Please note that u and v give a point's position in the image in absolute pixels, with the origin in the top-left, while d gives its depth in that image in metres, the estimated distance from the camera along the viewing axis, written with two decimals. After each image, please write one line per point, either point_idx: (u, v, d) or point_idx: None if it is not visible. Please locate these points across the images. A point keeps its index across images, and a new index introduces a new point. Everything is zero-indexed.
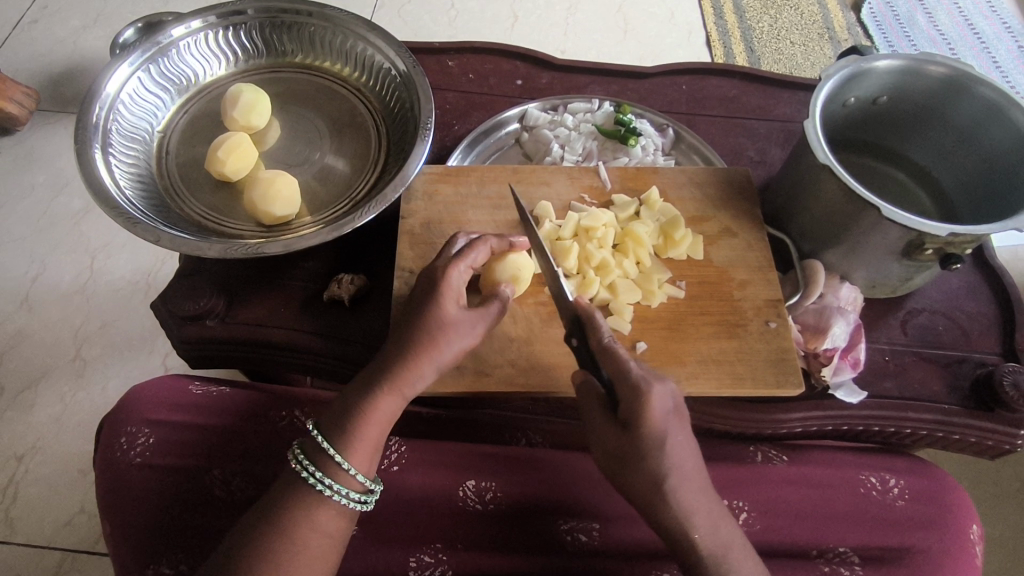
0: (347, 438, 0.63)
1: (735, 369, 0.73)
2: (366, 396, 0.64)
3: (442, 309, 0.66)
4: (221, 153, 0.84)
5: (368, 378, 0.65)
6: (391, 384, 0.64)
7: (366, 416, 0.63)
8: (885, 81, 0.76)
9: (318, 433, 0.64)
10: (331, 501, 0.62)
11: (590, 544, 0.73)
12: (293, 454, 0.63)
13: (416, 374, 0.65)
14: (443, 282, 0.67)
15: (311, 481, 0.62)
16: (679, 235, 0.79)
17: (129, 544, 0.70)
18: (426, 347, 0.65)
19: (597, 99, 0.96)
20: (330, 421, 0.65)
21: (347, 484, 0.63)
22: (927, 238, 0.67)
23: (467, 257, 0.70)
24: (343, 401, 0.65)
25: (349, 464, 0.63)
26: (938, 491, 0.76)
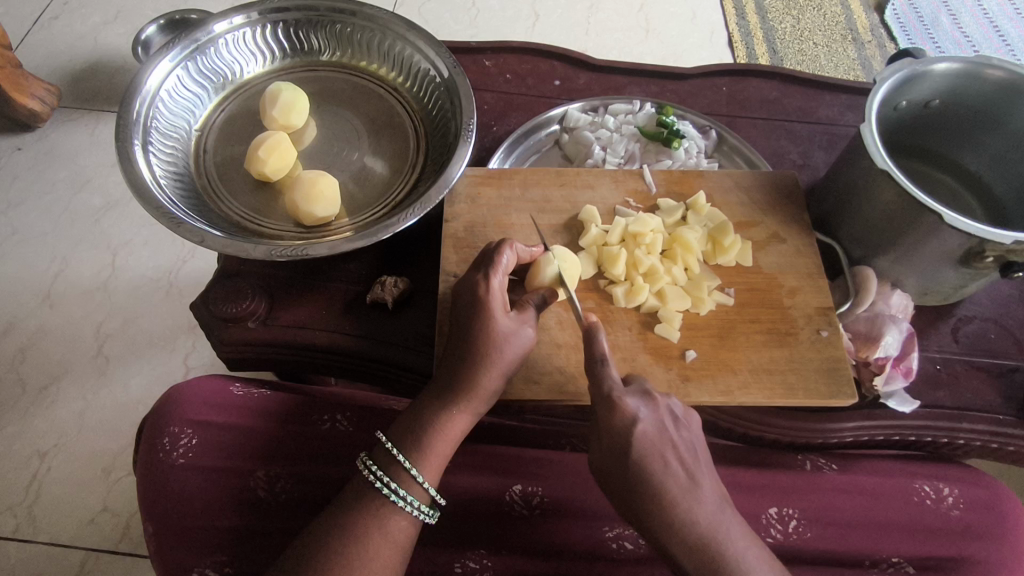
0: (421, 454, 0.64)
1: (787, 378, 0.72)
2: (438, 413, 0.65)
3: (495, 322, 0.65)
4: (261, 152, 0.84)
5: (440, 394, 0.65)
6: (466, 401, 0.65)
7: (439, 432, 0.64)
8: (939, 84, 0.75)
9: (392, 446, 0.65)
10: (403, 512, 0.63)
11: (636, 552, 0.73)
12: (362, 462, 0.65)
13: (484, 389, 0.65)
14: (488, 295, 0.66)
15: (383, 490, 0.63)
16: (728, 241, 0.77)
17: (175, 545, 0.70)
18: (488, 360, 0.64)
19: (638, 101, 0.95)
20: (400, 436, 0.65)
21: (417, 496, 0.64)
22: (988, 247, 0.66)
23: (500, 264, 0.69)
24: (416, 417, 0.66)
25: (422, 477, 0.64)
26: (993, 501, 0.75)
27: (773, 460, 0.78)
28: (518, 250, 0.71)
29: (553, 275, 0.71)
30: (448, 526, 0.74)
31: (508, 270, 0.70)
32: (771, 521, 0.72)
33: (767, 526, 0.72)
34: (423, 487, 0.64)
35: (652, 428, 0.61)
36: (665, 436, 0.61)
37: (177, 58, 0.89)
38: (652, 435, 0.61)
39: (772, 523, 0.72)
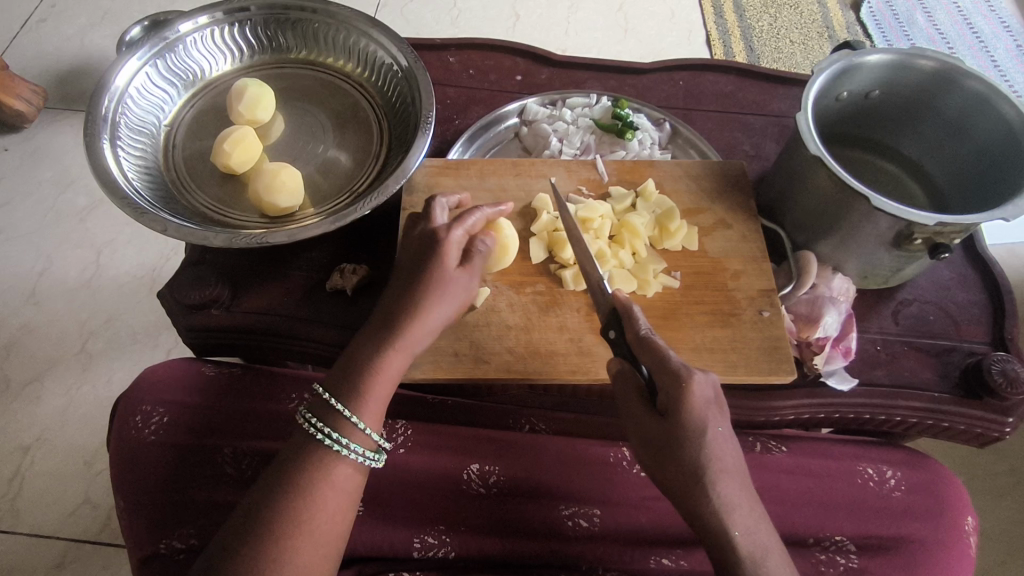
0: (359, 397, 0.65)
1: (729, 357, 0.75)
2: (376, 355, 0.66)
3: (444, 265, 0.68)
4: (227, 145, 0.87)
5: (378, 339, 0.67)
6: (401, 343, 0.66)
7: (377, 374, 0.65)
8: (876, 75, 0.78)
9: (329, 395, 0.65)
10: (347, 459, 0.64)
11: (591, 529, 0.76)
12: (302, 416, 0.64)
13: (421, 330, 0.67)
14: (444, 240, 0.69)
15: (322, 438, 0.63)
16: (674, 226, 0.80)
17: (144, 518, 0.73)
18: (428, 302, 0.67)
19: (595, 94, 0.98)
20: (337, 382, 0.66)
21: (360, 442, 0.65)
22: (916, 228, 0.69)
23: (466, 219, 0.72)
24: (353, 360, 0.66)
25: (360, 422, 0.64)
26: (935, 484, 0.77)
27: None
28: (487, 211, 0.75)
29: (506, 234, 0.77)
30: (407, 506, 0.76)
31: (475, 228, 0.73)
32: None
33: None
34: (362, 431, 0.64)
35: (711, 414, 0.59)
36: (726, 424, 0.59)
37: (145, 57, 0.92)
38: (719, 426, 0.59)
39: None
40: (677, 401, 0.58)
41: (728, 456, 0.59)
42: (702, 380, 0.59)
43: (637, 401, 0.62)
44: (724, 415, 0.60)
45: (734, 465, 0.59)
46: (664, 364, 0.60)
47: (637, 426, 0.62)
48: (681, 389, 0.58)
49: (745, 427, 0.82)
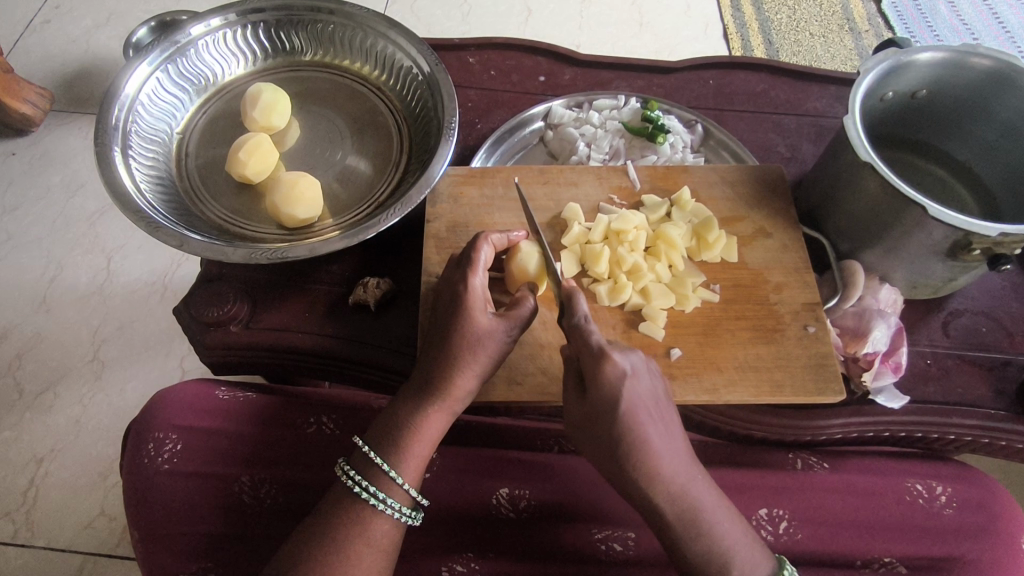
0: (400, 455, 0.64)
1: (774, 375, 0.71)
2: (414, 412, 0.65)
3: (473, 321, 0.65)
4: (242, 155, 0.83)
5: (416, 394, 0.65)
6: (441, 401, 0.65)
7: (416, 433, 0.64)
8: (925, 74, 0.74)
9: (370, 450, 0.64)
10: (385, 516, 0.63)
11: (626, 553, 0.72)
12: (342, 469, 0.64)
13: (459, 388, 0.65)
14: (467, 292, 0.66)
15: (363, 494, 0.63)
16: (713, 237, 0.76)
17: (159, 552, 0.70)
18: (464, 358, 0.64)
19: (623, 95, 0.94)
20: (377, 439, 0.65)
21: (399, 498, 0.64)
22: (975, 239, 0.64)
23: (479, 261, 0.68)
24: (393, 418, 0.65)
25: (400, 478, 0.64)
26: (987, 500, 0.73)
27: (761, 460, 0.77)
28: (493, 241, 0.71)
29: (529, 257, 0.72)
30: (434, 530, 0.73)
31: (487, 265, 0.70)
32: (761, 522, 0.71)
33: (757, 528, 0.71)
34: (404, 488, 0.64)
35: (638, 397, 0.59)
36: (649, 396, 0.60)
37: (156, 62, 0.88)
38: (640, 399, 0.59)
39: (762, 525, 0.71)
40: (596, 380, 0.59)
41: (652, 430, 0.59)
42: (618, 358, 0.59)
43: (569, 385, 0.63)
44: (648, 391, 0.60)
45: (663, 439, 0.60)
46: (585, 344, 0.60)
47: (567, 409, 0.63)
48: (598, 366, 0.59)
49: (785, 444, 0.78)
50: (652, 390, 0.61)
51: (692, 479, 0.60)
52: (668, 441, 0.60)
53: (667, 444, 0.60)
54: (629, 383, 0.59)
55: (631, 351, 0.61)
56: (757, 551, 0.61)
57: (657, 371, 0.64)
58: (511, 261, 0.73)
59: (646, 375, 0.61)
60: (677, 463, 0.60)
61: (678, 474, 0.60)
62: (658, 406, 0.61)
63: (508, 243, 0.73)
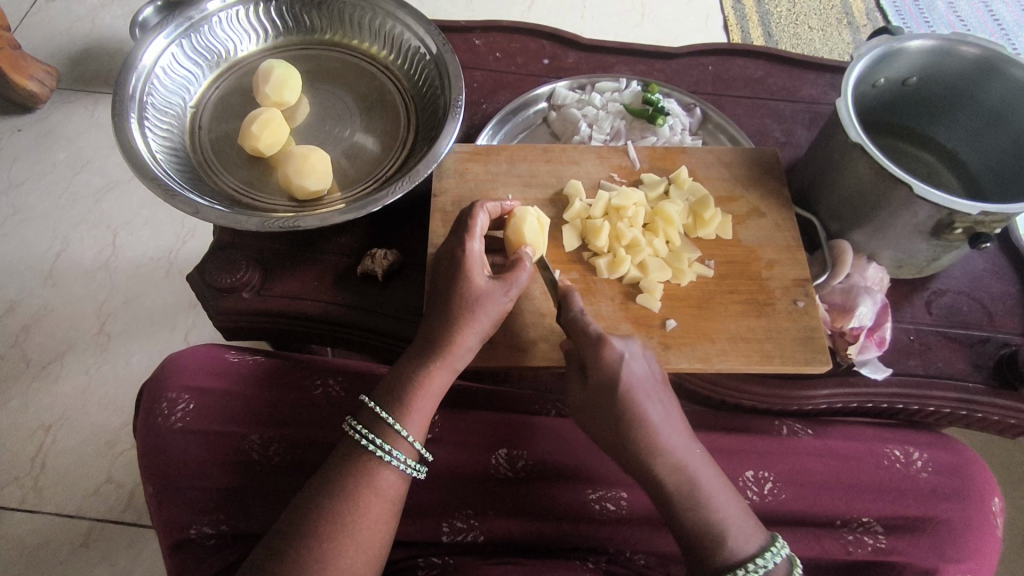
0: (406, 411, 0.67)
1: (764, 346, 0.74)
2: (419, 372, 0.68)
3: (471, 283, 0.68)
4: (255, 128, 0.86)
5: (420, 354, 0.69)
6: (444, 360, 0.68)
7: (421, 389, 0.67)
8: (916, 61, 0.77)
9: (377, 406, 0.67)
10: (391, 468, 0.66)
11: (618, 512, 0.76)
12: (349, 425, 0.67)
13: (462, 348, 0.68)
14: (465, 257, 0.69)
15: (370, 447, 0.65)
16: (708, 215, 0.80)
17: (172, 506, 0.73)
18: (465, 319, 0.68)
19: (624, 78, 0.97)
20: (384, 396, 0.68)
21: (404, 451, 0.67)
22: (957, 217, 0.67)
23: (475, 227, 0.72)
24: (399, 376, 0.69)
25: (405, 431, 0.66)
26: (960, 464, 0.77)
27: (749, 426, 0.80)
28: (488, 208, 0.75)
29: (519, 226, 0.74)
30: (434, 487, 0.76)
31: (483, 231, 0.73)
32: (747, 484, 0.75)
33: (743, 488, 0.74)
34: (410, 442, 0.67)
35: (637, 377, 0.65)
36: (645, 379, 0.66)
37: (172, 35, 0.90)
38: (636, 379, 0.65)
39: (749, 486, 0.75)
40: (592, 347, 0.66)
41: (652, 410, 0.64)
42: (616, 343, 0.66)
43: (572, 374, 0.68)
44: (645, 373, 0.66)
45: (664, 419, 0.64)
46: (584, 334, 0.67)
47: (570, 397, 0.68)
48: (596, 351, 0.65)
49: (771, 410, 0.82)
50: (649, 374, 0.66)
51: (690, 456, 0.63)
52: (666, 419, 0.65)
53: (664, 422, 0.64)
54: (627, 364, 0.65)
55: (628, 340, 0.68)
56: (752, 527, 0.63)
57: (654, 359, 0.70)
58: (507, 225, 0.76)
59: (642, 360, 0.67)
60: (673, 437, 0.64)
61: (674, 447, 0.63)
62: (656, 389, 0.66)
63: (502, 212, 0.77)
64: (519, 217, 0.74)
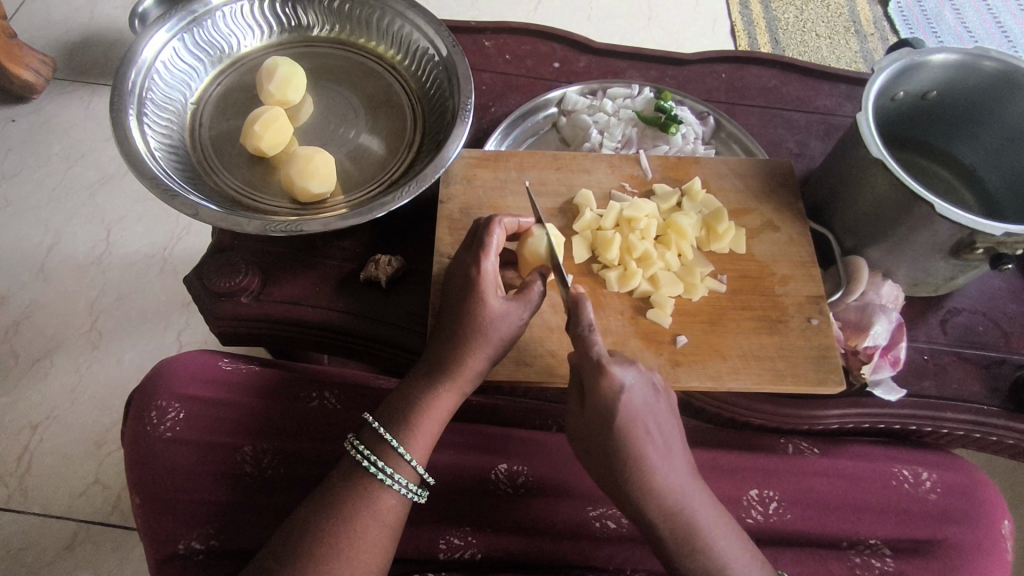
0: (409, 432, 0.65)
1: (776, 365, 0.73)
2: (425, 392, 0.66)
3: (484, 303, 0.66)
4: (257, 127, 0.83)
5: (426, 373, 0.67)
6: (451, 380, 0.66)
7: (426, 411, 0.65)
8: (937, 75, 0.75)
9: (380, 426, 0.65)
10: (391, 491, 0.64)
11: (619, 531, 0.74)
12: (350, 443, 0.65)
13: (469, 368, 0.66)
14: (479, 277, 0.66)
15: (371, 469, 0.63)
16: (722, 228, 0.78)
17: (161, 518, 0.71)
18: (474, 338, 0.66)
19: (637, 85, 0.95)
20: (388, 416, 0.66)
21: (405, 474, 0.65)
22: (979, 238, 0.66)
23: (490, 244, 0.69)
24: (403, 396, 0.66)
25: (408, 454, 0.64)
26: (970, 487, 0.75)
27: (757, 444, 0.78)
28: (504, 224, 0.72)
29: (534, 247, 0.72)
30: (432, 500, 0.74)
31: (498, 248, 0.70)
32: (751, 503, 0.73)
33: (748, 508, 0.73)
34: (412, 465, 0.64)
35: (640, 402, 0.60)
36: (647, 413, 0.60)
37: (175, 29, 0.88)
38: (637, 412, 0.59)
39: (754, 505, 0.73)
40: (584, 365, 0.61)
41: (649, 446, 0.59)
42: (619, 372, 0.60)
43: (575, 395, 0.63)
44: (648, 404, 0.61)
45: (662, 453, 0.60)
46: (587, 355, 0.61)
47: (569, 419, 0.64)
48: (596, 378, 0.60)
49: (778, 428, 0.80)
50: (651, 404, 0.61)
51: (689, 495, 0.60)
52: (666, 455, 0.60)
53: (665, 460, 0.60)
54: (627, 397, 0.59)
55: (630, 365, 0.61)
56: (750, 561, 0.60)
57: (660, 384, 0.64)
58: (523, 241, 0.73)
59: (645, 390, 0.61)
60: (672, 477, 0.59)
61: (673, 488, 0.59)
62: (659, 419, 0.61)
63: (516, 228, 0.73)
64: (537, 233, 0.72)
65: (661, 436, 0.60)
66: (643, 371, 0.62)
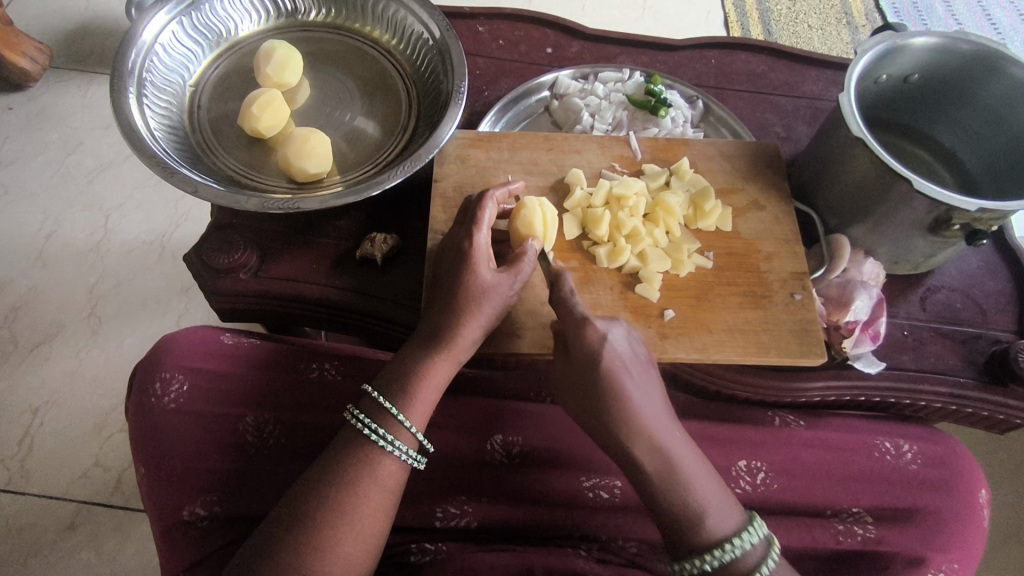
0: (408, 401, 0.67)
1: (760, 338, 0.75)
2: (422, 362, 0.68)
3: (476, 275, 0.68)
4: (255, 108, 0.85)
5: (422, 344, 0.69)
6: (447, 350, 0.68)
7: (422, 379, 0.67)
8: (918, 58, 0.77)
9: (380, 396, 0.67)
10: (392, 457, 0.66)
11: (611, 501, 0.76)
12: (350, 413, 0.67)
13: (463, 338, 0.68)
14: (471, 249, 0.69)
15: (371, 435, 0.65)
16: (709, 207, 0.80)
17: (166, 486, 0.72)
18: (468, 309, 0.68)
19: (628, 69, 0.97)
20: (386, 385, 0.68)
21: (405, 441, 0.67)
22: (955, 214, 0.68)
23: (484, 218, 0.71)
24: (401, 366, 0.69)
25: (406, 420, 0.66)
26: (949, 457, 0.78)
27: (744, 416, 0.81)
28: (496, 197, 0.74)
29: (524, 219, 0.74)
30: (430, 472, 0.76)
31: (491, 223, 0.72)
32: (740, 473, 0.75)
33: (736, 478, 0.75)
34: (411, 432, 0.67)
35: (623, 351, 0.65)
36: (626, 365, 0.64)
37: (173, 12, 0.90)
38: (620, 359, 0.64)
39: (741, 475, 0.75)
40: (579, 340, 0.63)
41: (632, 388, 0.63)
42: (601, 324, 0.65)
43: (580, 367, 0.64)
44: (632, 355, 0.65)
45: (647, 397, 0.63)
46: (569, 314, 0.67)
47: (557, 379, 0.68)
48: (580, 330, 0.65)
49: (765, 402, 0.82)
50: (635, 357, 0.66)
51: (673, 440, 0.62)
52: (652, 403, 0.63)
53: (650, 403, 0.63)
54: (610, 344, 0.64)
55: (615, 324, 0.66)
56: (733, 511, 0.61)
57: (643, 347, 0.68)
58: (515, 214, 0.75)
59: (624, 346, 0.65)
60: (659, 422, 0.63)
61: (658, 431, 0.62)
62: (646, 373, 0.65)
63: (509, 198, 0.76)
64: (529, 207, 0.74)
65: (646, 385, 0.64)
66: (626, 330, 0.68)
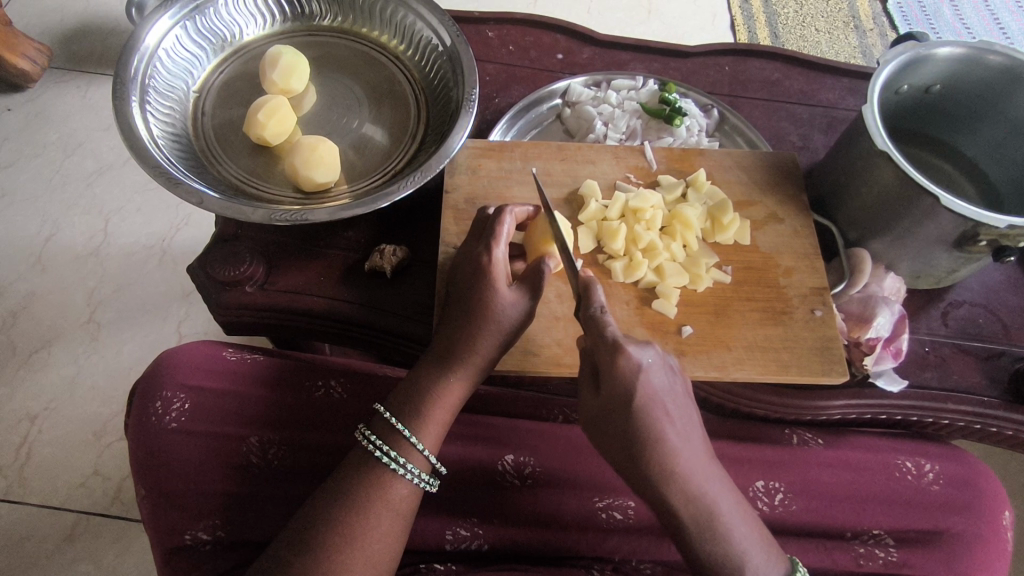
0: (421, 420, 0.65)
1: (780, 356, 0.73)
2: (437, 381, 0.66)
3: (492, 290, 0.66)
4: (261, 116, 0.82)
5: (435, 362, 0.67)
6: (463, 368, 0.66)
7: (436, 399, 0.66)
8: (941, 68, 0.75)
9: (392, 416, 0.66)
10: (403, 480, 0.64)
11: (625, 521, 0.74)
12: (360, 434, 0.65)
13: (476, 356, 0.66)
14: (489, 264, 0.67)
15: (383, 457, 0.63)
16: (727, 219, 0.78)
17: (166, 509, 0.70)
18: (484, 325, 0.66)
19: (641, 76, 0.95)
20: (400, 406, 0.66)
21: (418, 463, 0.65)
22: (982, 230, 0.66)
23: (500, 233, 0.69)
24: (414, 384, 0.67)
25: (417, 440, 0.65)
26: (971, 478, 0.76)
27: (760, 434, 0.78)
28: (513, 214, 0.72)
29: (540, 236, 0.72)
30: (440, 493, 0.74)
31: (509, 238, 0.70)
32: (758, 494, 0.73)
33: (754, 499, 0.73)
34: (423, 454, 0.65)
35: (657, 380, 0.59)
36: (666, 391, 0.59)
37: (177, 16, 0.87)
38: (656, 393, 0.58)
39: (759, 496, 0.73)
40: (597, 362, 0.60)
41: (667, 427, 0.58)
42: (636, 352, 0.58)
43: (584, 379, 0.62)
44: (666, 384, 0.60)
45: (682, 436, 0.58)
46: (601, 337, 0.59)
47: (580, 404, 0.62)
48: (612, 359, 0.58)
49: (782, 419, 0.80)
50: (670, 386, 0.60)
51: (709, 481, 0.58)
52: (687, 441, 0.59)
53: (684, 441, 0.59)
54: (645, 375, 0.58)
55: (648, 346, 0.60)
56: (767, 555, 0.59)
57: (676, 367, 0.63)
58: (530, 230, 0.74)
59: (664, 370, 0.60)
60: (695, 464, 0.58)
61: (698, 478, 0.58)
62: (680, 404, 0.60)
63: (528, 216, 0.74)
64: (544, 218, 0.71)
65: (682, 419, 0.59)
66: (658, 352, 0.61)
